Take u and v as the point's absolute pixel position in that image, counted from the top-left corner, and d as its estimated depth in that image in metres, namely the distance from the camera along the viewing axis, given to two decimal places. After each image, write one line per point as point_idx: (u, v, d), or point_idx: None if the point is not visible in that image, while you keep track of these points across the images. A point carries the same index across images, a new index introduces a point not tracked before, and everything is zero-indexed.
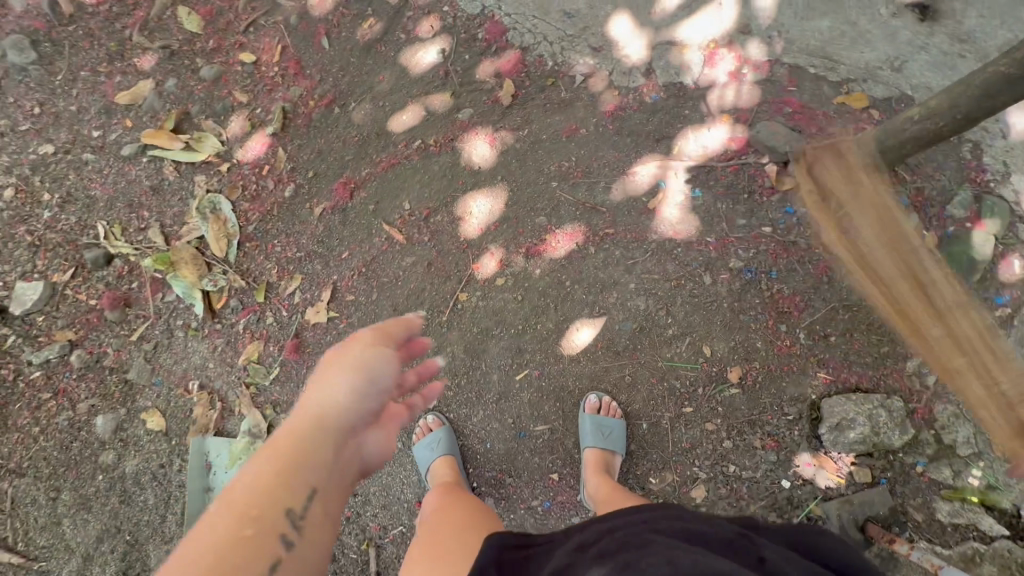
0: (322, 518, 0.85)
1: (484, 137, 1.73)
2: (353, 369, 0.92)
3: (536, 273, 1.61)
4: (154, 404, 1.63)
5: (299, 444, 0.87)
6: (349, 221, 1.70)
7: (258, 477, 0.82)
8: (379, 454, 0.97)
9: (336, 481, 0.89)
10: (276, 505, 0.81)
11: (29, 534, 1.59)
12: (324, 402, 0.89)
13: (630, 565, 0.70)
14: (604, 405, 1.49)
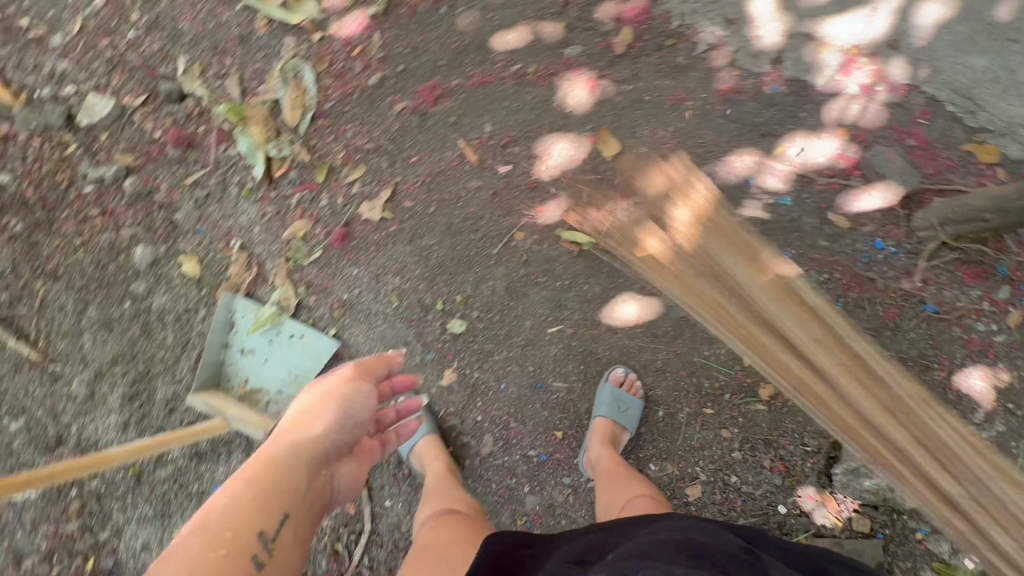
0: (292, 538, 0.96)
1: (585, 81, 1.63)
2: (336, 401, 1.12)
3: (599, 234, 1.54)
4: (194, 250, 1.64)
5: (280, 470, 1.00)
6: (426, 128, 1.64)
7: (238, 502, 0.93)
8: (346, 485, 1.11)
9: (305, 510, 1.00)
10: (249, 528, 0.91)
11: (51, 336, 1.64)
12: (307, 428, 1.07)
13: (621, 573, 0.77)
14: (627, 381, 1.47)
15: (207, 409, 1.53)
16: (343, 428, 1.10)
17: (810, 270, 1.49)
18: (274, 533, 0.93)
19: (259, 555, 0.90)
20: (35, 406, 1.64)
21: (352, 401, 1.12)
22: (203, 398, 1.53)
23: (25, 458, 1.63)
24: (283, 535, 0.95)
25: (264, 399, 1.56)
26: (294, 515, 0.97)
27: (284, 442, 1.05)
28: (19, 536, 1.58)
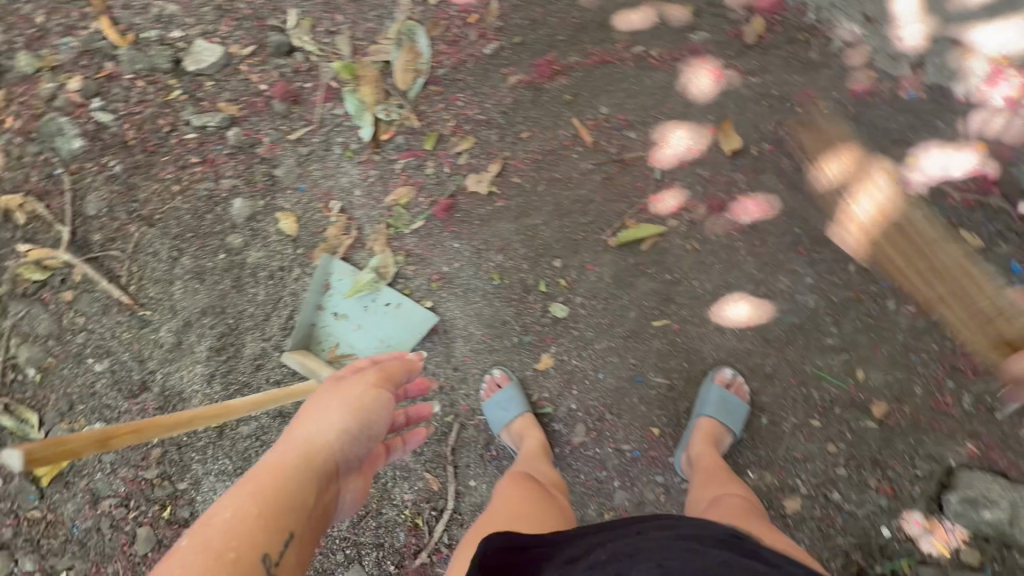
0: (295, 561, 0.83)
1: (710, 70, 1.57)
2: (351, 408, 1.04)
3: (714, 231, 1.49)
4: (292, 208, 1.61)
5: (287, 483, 0.89)
6: (539, 104, 1.59)
7: (242, 516, 0.80)
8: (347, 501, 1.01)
9: (310, 527, 0.89)
10: (254, 543, 0.78)
11: (143, 281, 1.63)
12: (316, 434, 0.98)
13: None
14: (734, 384, 1.41)
15: (303, 370, 1.48)
16: (356, 439, 1.02)
17: (937, 287, 1.42)
18: (278, 554, 0.80)
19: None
20: (121, 349, 1.63)
21: (368, 411, 1.04)
22: (299, 358, 1.49)
23: (106, 400, 1.62)
24: (287, 559, 0.82)
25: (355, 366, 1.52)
26: (300, 531, 0.86)
27: (290, 452, 0.95)
28: (98, 477, 1.58)
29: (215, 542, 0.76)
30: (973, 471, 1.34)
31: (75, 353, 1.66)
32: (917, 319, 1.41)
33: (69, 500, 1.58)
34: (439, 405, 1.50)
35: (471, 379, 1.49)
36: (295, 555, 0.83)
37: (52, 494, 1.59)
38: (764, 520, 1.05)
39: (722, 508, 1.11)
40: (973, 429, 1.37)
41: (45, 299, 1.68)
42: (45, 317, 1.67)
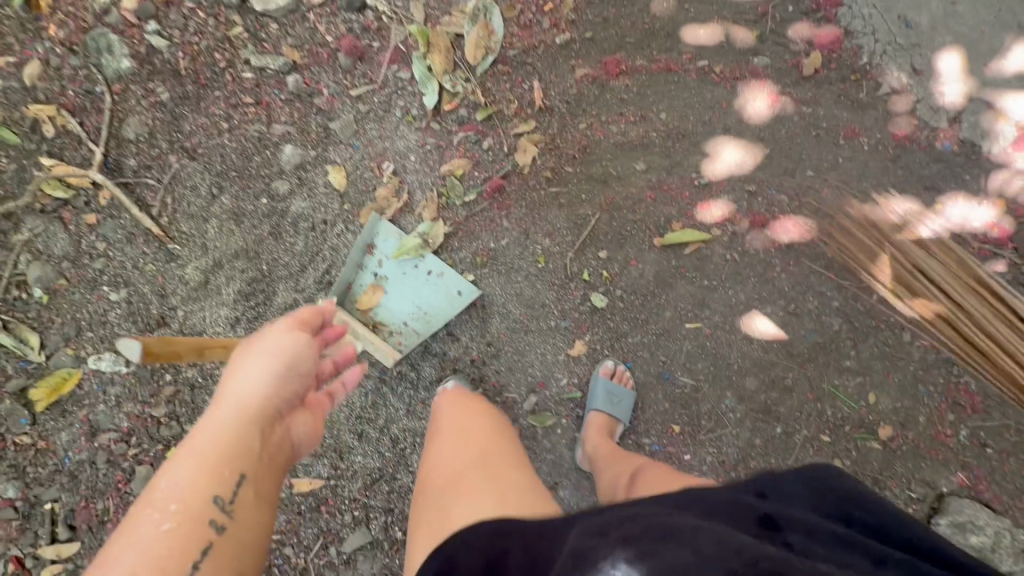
0: (252, 498, 0.87)
1: (768, 94, 1.64)
2: (271, 359, 0.99)
3: (755, 247, 1.55)
4: (344, 163, 1.59)
5: (224, 441, 0.89)
6: (602, 100, 1.63)
7: (184, 481, 0.83)
8: (305, 436, 1.01)
9: (265, 465, 0.92)
10: (200, 496, 0.82)
11: (176, 214, 1.58)
12: (241, 393, 0.94)
13: (659, 556, 0.61)
14: (617, 372, 1.49)
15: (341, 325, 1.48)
16: (282, 387, 0.98)
17: None
18: (229, 496, 0.85)
19: (217, 521, 0.83)
20: (142, 281, 1.57)
21: (292, 354, 1.00)
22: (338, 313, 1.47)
23: (118, 331, 1.55)
24: (243, 496, 0.86)
25: (389, 328, 1.53)
26: (250, 474, 0.88)
27: (222, 411, 0.92)
28: (99, 409, 1.51)
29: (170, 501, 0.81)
30: (960, 499, 1.44)
31: (90, 279, 1.58)
32: (929, 353, 1.51)
33: (64, 429, 1.51)
34: (467, 377, 1.51)
35: (504, 356, 1.51)
36: (251, 491, 0.87)
37: (46, 422, 1.51)
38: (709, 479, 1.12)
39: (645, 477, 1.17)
40: (965, 460, 1.47)
41: (65, 218, 1.60)
42: (63, 237, 1.59)
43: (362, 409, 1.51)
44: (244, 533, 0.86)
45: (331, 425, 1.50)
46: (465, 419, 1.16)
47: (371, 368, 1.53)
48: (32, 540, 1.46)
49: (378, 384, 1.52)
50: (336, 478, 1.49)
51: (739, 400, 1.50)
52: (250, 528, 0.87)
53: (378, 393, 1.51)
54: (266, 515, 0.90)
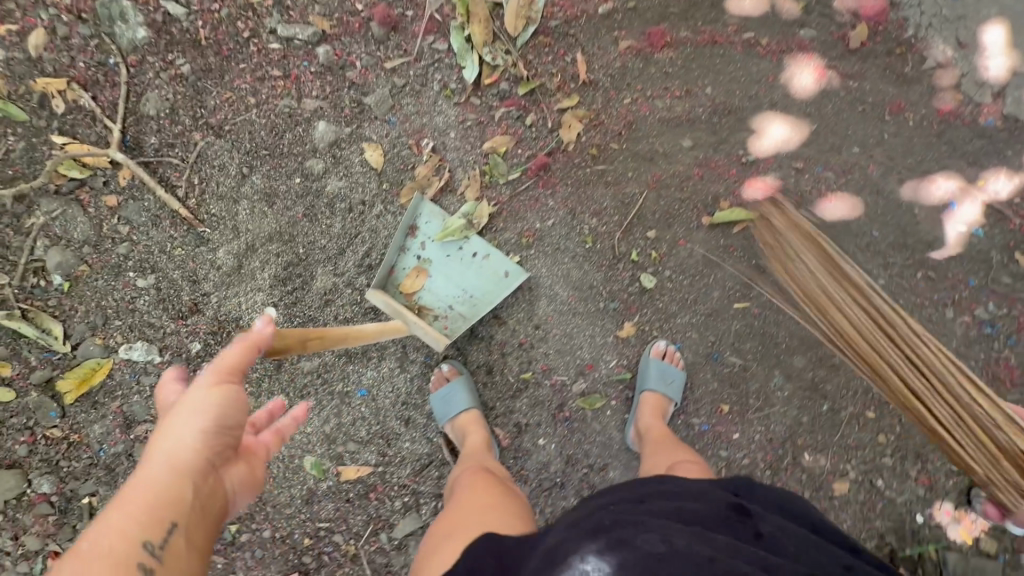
0: (184, 549, 0.80)
1: (814, 67, 1.60)
2: (202, 409, 0.85)
3: (802, 225, 1.54)
4: (380, 140, 1.52)
5: (155, 493, 0.80)
6: (646, 74, 1.57)
7: (115, 527, 0.77)
8: (242, 488, 0.92)
9: (198, 514, 0.83)
10: (129, 548, 0.75)
11: (205, 196, 1.50)
12: (173, 446, 0.82)
13: (628, 544, 0.72)
14: (668, 353, 1.48)
15: (389, 310, 1.41)
16: (219, 438, 0.86)
17: (990, 302, 1.54)
18: (162, 541, 0.78)
19: (145, 565, 0.76)
20: (171, 266, 1.49)
21: (224, 403, 0.86)
22: (386, 298, 1.40)
23: (147, 319, 1.48)
24: (174, 544, 0.79)
25: (434, 312, 1.47)
26: (184, 522, 0.81)
27: (153, 459, 0.82)
28: (134, 400, 1.46)
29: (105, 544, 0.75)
30: None
31: (114, 265, 1.50)
32: (970, 329, 1.53)
33: (97, 422, 1.45)
34: (516, 361, 1.48)
35: (553, 338, 1.48)
36: (180, 545, 0.79)
37: (77, 414, 1.45)
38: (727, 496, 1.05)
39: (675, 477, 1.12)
40: None
41: (83, 200, 1.51)
42: (82, 221, 1.50)
43: (409, 395, 1.48)
44: None
45: (379, 412, 1.47)
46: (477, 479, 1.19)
47: (416, 353, 1.49)
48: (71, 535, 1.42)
49: (424, 369, 1.49)
50: (384, 464, 1.47)
51: (787, 378, 1.51)
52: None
53: (424, 378, 1.48)
54: (194, 567, 0.82)
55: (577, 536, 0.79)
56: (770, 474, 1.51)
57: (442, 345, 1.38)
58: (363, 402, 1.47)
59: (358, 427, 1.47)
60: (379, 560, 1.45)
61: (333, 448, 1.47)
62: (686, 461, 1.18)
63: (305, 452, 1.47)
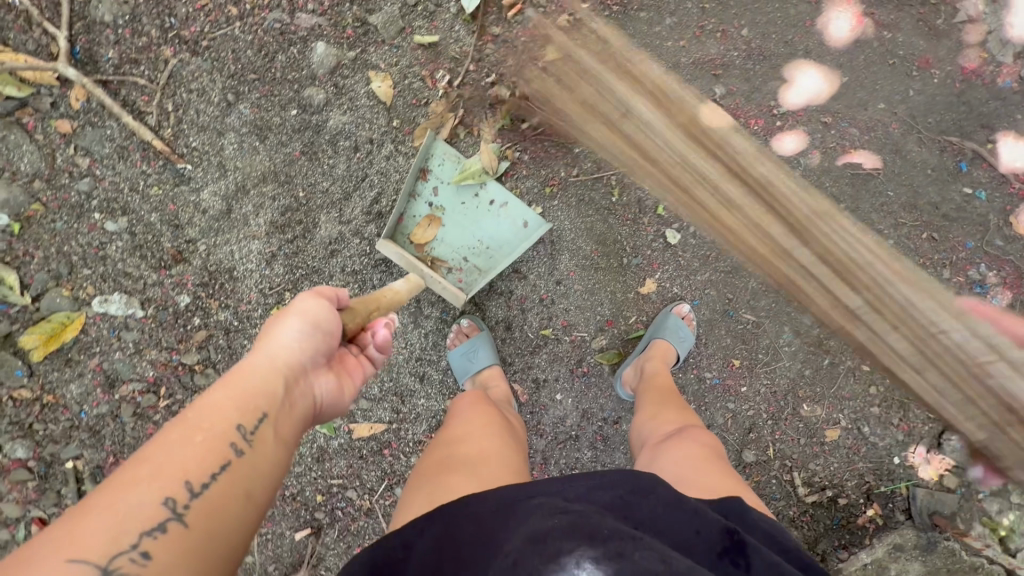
0: (274, 443, 0.72)
1: (852, 14, 1.51)
2: (305, 315, 0.81)
3: (826, 182, 1.52)
4: (388, 68, 1.33)
5: (253, 383, 0.73)
6: (681, 10, 1.44)
7: (211, 403, 0.69)
8: (333, 403, 0.84)
9: (289, 416, 0.75)
10: (224, 428, 0.68)
11: (183, 126, 1.29)
12: (273, 347, 0.77)
13: (627, 558, 0.59)
14: (685, 317, 1.48)
15: (402, 261, 1.30)
16: (316, 346, 0.81)
17: (982, 264, 1.56)
18: (254, 427, 0.70)
19: (238, 447, 0.68)
20: (147, 207, 1.30)
21: (326, 316, 0.82)
22: (399, 248, 1.28)
23: (123, 267, 1.30)
24: (265, 437, 0.71)
25: (446, 265, 1.39)
26: (275, 416, 0.73)
27: (250, 356, 0.76)
28: (116, 357, 1.31)
29: (201, 420, 0.68)
30: (972, 417, 1.57)
31: (74, 203, 1.29)
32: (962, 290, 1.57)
33: (73, 381, 1.30)
34: (534, 316, 1.43)
35: (575, 294, 1.44)
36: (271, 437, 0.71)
37: (47, 373, 1.29)
38: (734, 476, 0.97)
39: (681, 440, 1.06)
40: (975, 384, 1.56)
41: (27, 124, 1.27)
42: (29, 150, 1.27)
43: (423, 351, 1.41)
44: (260, 480, 0.69)
45: (391, 368, 1.41)
46: (476, 417, 1.09)
47: (430, 308, 1.41)
48: (54, 501, 1.29)
49: (439, 324, 1.41)
50: (398, 421, 1.42)
51: (795, 334, 1.54)
52: (269, 474, 0.71)
53: (440, 334, 1.41)
54: (284, 464, 0.74)
55: (566, 529, 0.63)
56: (771, 424, 1.58)
57: (461, 302, 1.29)
58: None
59: (370, 383, 1.40)
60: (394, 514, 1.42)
61: None
62: (696, 429, 1.11)
63: None
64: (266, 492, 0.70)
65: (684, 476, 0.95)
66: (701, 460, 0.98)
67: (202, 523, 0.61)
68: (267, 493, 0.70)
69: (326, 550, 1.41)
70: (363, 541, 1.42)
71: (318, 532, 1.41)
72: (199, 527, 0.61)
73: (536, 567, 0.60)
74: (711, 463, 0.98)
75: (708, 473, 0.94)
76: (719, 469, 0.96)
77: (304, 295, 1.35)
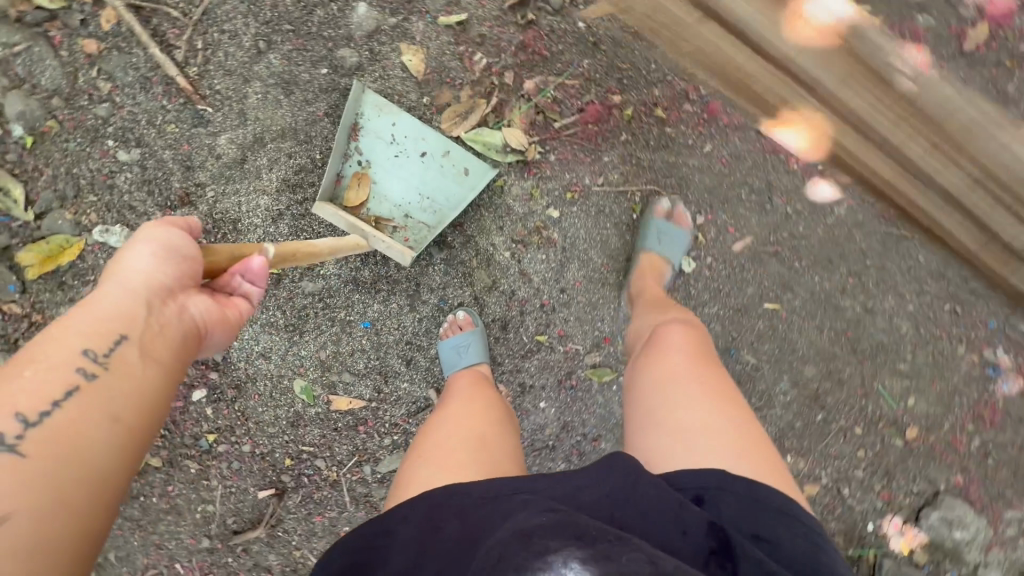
0: (136, 362, 0.71)
1: (920, 61, 1.41)
2: (148, 241, 0.79)
3: (857, 236, 1.46)
4: (426, 42, 1.29)
5: (106, 310, 0.72)
6: (742, 30, 1.37)
7: (54, 337, 0.69)
8: (212, 324, 0.82)
9: (156, 335, 0.74)
10: (66, 354, 0.68)
11: (209, 66, 1.25)
12: (122, 276, 0.76)
13: (613, 561, 0.55)
14: (670, 215, 1.37)
15: (343, 225, 1.24)
16: (176, 272, 0.79)
17: (999, 345, 1.51)
18: (107, 349, 0.69)
19: (88, 369, 0.68)
20: (161, 143, 1.27)
21: (167, 239, 0.80)
22: (337, 211, 1.22)
23: (129, 200, 1.28)
24: (124, 356, 0.70)
25: (392, 224, 1.32)
26: (137, 335, 0.73)
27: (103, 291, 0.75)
28: None
29: (45, 355, 0.68)
30: (955, 498, 1.52)
31: (89, 127, 1.26)
32: (976, 369, 1.51)
33: (64, 305, 1.29)
34: (532, 321, 1.40)
35: (577, 305, 1.40)
36: (130, 355, 0.71)
37: (39, 293, 1.28)
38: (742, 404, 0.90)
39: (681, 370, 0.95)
40: (966, 466, 1.53)
41: (53, 38, 1.23)
42: (51, 64, 1.24)
43: (414, 335, 1.39)
44: (125, 393, 0.69)
45: (380, 346, 1.39)
46: (468, 402, 1.05)
47: (429, 295, 1.38)
48: None
49: (435, 312, 1.39)
50: (378, 401, 1.40)
51: (793, 384, 1.50)
52: (137, 389, 0.70)
53: (434, 322, 1.39)
54: (159, 381, 0.73)
55: (549, 529, 0.60)
56: None
57: (408, 258, 1.25)
58: (366, 334, 1.38)
59: (356, 358, 1.39)
60: (358, 490, 1.43)
61: (327, 376, 1.39)
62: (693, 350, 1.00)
63: (295, 375, 1.38)
64: (140, 408, 0.69)
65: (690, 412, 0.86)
66: (706, 394, 0.89)
67: (47, 444, 0.61)
68: (141, 412, 0.69)
69: (287, 513, 1.42)
70: (325, 510, 1.43)
71: (281, 495, 1.42)
72: (47, 449, 0.60)
73: (521, 563, 0.56)
74: (720, 396, 0.89)
75: (715, 411, 0.86)
76: (704, 385, 0.90)
77: None
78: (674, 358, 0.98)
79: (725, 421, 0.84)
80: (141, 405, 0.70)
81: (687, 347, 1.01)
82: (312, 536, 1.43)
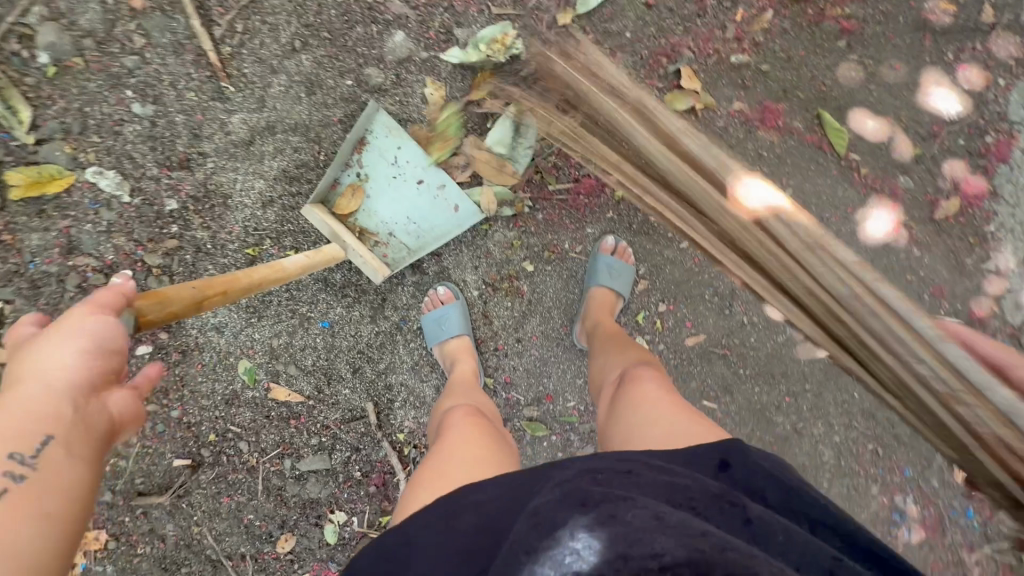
0: (61, 463, 0.73)
1: (893, 219, 1.53)
2: (77, 337, 0.78)
3: (801, 359, 1.54)
4: (449, 82, 1.37)
5: (35, 412, 0.73)
6: (740, 147, 1.47)
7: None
8: (127, 415, 0.85)
9: (82, 435, 0.76)
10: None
11: (243, 48, 1.31)
12: (49, 368, 0.75)
13: (618, 519, 0.57)
14: (617, 250, 1.43)
15: (326, 231, 1.32)
16: (100, 369, 0.79)
17: (908, 494, 1.58)
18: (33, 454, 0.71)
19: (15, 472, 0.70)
20: (177, 105, 1.32)
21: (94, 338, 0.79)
22: (324, 218, 1.30)
23: (130, 150, 1.32)
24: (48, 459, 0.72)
25: (375, 238, 1.38)
26: (63, 436, 0.74)
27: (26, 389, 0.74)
28: (85, 228, 1.32)
29: None
30: None
31: (113, 74, 1.30)
32: (882, 511, 1.58)
33: (37, 232, 1.31)
34: (483, 361, 1.45)
35: (528, 357, 1.45)
36: (52, 463, 0.72)
37: (16, 214, 1.30)
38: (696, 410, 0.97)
39: (643, 388, 1.04)
40: None
41: None
42: (95, 9, 1.29)
43: (367, 346, 1.43)
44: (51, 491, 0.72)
45: (332, 348, 1.42)
46: (466, 424, 1.04)
47: (392, 312, 1.43)
48: None
49: (393, 330, 1.43)
50: (316, 400, 1.43)
51: None
52: (58, 489, 0.73)
53: (390, 338, 1.43)
54: (82, 479, 0.75)
55: (558, 503, 0.62)
56: None
57: (380, 278, 1.32)
58: (321, 333, 1.41)
59: (306, 354, 1.42)
60: (272, 482, 1.44)
61: (274, 363, 1.42)
62: (645, 373, 1.10)
63: (243, 354, 1.41)
64: (63, 504, 0.72)
65: (652, 417, 0.94)
66: (667, 406, 0.97)
67: None
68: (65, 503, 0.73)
69: (196, 487, 1.42)
70: (234, 493, 1.43)
71: (195, 467, 1.42)
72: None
73: (534, 544, 0.57)
74: (674, 402, 0.98)
75: (679, 416, 0.93)
76: (676, 402, 0.98)
77: (283, 248, 1.36)
78: (648, 385, 1.04)
79: (689, 423, 0.91)
80: (67, 501, 0.73)
81: (660, 381, 1.07)
82: (214, 516, 1.43)
